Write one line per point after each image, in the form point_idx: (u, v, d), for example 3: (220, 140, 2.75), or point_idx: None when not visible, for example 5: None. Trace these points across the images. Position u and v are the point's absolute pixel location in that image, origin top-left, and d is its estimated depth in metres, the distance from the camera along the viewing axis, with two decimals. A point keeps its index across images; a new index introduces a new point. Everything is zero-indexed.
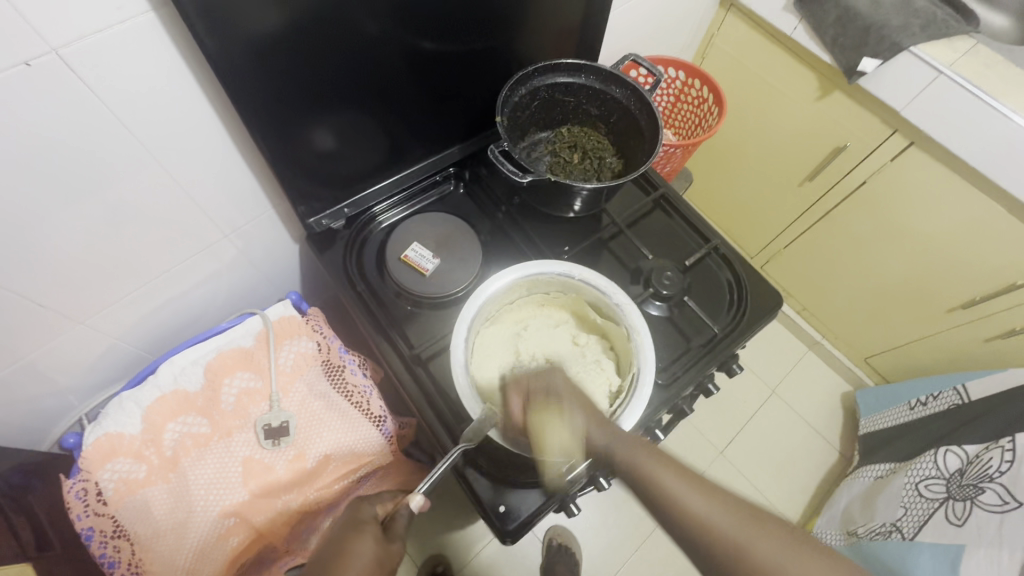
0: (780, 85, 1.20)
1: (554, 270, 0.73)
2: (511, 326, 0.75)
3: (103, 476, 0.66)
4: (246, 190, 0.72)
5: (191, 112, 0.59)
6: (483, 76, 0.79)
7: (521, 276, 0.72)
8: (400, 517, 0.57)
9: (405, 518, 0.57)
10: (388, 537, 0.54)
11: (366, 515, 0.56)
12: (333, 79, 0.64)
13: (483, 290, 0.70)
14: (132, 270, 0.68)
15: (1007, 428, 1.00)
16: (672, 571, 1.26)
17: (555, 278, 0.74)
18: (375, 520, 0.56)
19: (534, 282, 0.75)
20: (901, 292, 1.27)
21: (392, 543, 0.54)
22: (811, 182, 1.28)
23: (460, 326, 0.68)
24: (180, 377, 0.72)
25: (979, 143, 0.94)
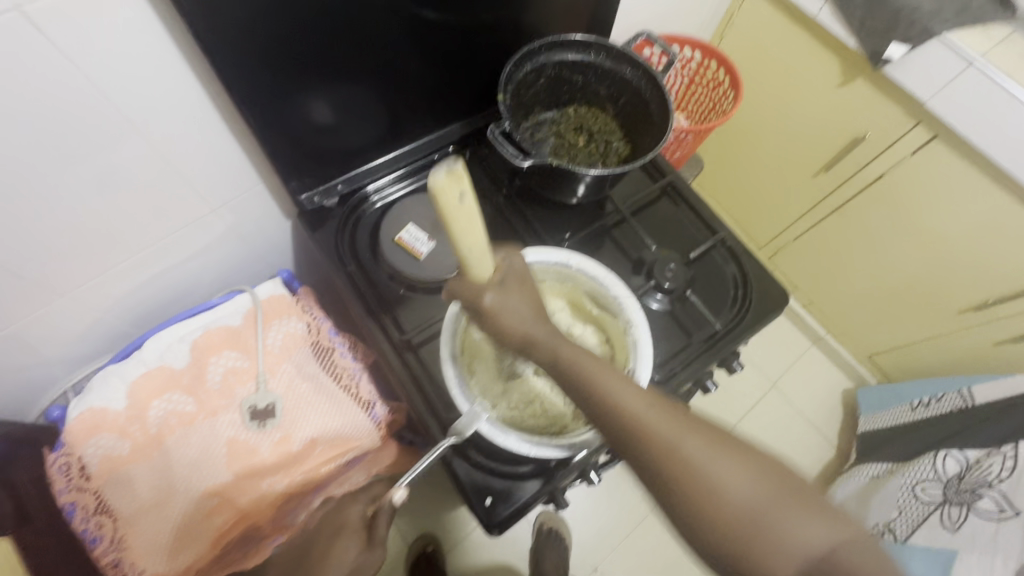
0: (801, 70, 1.15)
1: (550, 258, 0.71)
2: None
3: (87, 451, 0.65)
4: (235, 165, 0.69)
5: (173, 81, 0.56)
6: (487, 49, 0.75)
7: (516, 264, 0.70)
8: (382, 516, 0.55)
9: (387, 516, 0.55)
10: (371, 542, 0.54)
11: (354, 518, 0.55)
12: (326, 48, 0.61)
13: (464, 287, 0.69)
14: (116, 242, 0.66)
15: (1010, 434, 0.98)
16: (660, 560, 1.27)
17: (551, 267, 0.71)
18: (361, 523, 0.55)
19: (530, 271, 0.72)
20: (912, 289, 1.24)
21: (376, 547, 0.53)
22: (826, 174, 1.23)
23: (444, 334, 0.66)
24: (166, 355, 0.71)
25: (1006, 141, 0.89)
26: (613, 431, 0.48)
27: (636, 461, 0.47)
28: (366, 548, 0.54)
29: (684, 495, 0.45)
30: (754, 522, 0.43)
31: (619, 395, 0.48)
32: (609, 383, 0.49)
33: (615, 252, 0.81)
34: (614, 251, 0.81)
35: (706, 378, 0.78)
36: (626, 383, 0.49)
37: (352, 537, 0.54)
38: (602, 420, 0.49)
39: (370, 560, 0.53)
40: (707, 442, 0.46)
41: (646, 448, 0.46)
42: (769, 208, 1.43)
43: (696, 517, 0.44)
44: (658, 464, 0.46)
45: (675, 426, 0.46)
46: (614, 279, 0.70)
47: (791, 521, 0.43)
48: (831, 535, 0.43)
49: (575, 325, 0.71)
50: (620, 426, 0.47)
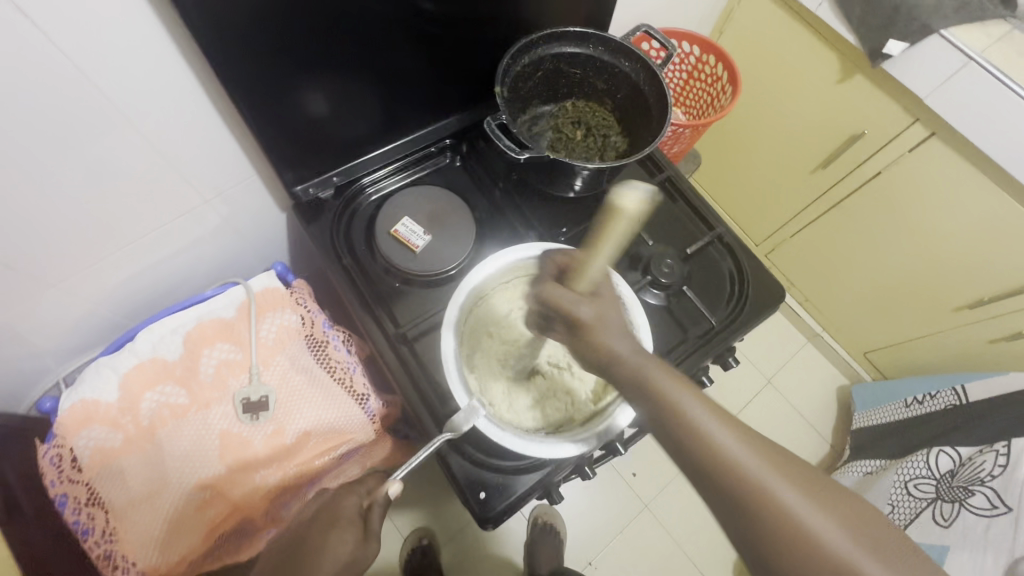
0: (801, 66, 1.14)
1: (552, 252, 0.70)
2: (506, 306, 0.71)
3: (79, 442, 0.65)
4: (229, 157, 0.69)
5: (166, 71, 0.55)
6: (484, 41, 0.74)
7: (519, 258, 0.69)
8: (376, 509, 0.56)
9: (380, 510, 0.56)
10: (366, 538, 0.53)
11: (347, 511, 0.55)
12: (321, 38, 0.60)
13: (470, 278, 0.67)
14: (108, 233, 0.65)
15: (1003, 432, 0.98)
16: (654, 555, 1.27)
17: None
18: (356, 516, 0.55)
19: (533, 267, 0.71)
20: (907, 287, 1.24)
21: (370, 543, 0.53)
22: (824, 170, 1.23)
23: (446, 331, 0.64)
24: (159, 346, 0.70)
25: (1004, 139, 0.89)
26: (693, 460, 0.45)
27: (714, 488, 0.44)
28: (360, 542, 0.53)
29: (771, 533, 0.41)
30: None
31: (706, 421, 0.45)
32: (696, 409, 0.46)
33: None
34: None
35: (702, 374, 0.78)
36: (713, 411, 0.46)
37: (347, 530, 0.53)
38: (682, 448, 0.46)
39: (365, 554, 0.52)
40: (799, 484, 0.42)
41: (729, 479, 0.43)
42: (766, 205, 1.43)
43: (777, 557, 0.41)
44: (741, 495, 0.43)
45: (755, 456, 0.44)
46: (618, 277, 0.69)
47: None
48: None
49: None
50: (704, 454, 0.44)
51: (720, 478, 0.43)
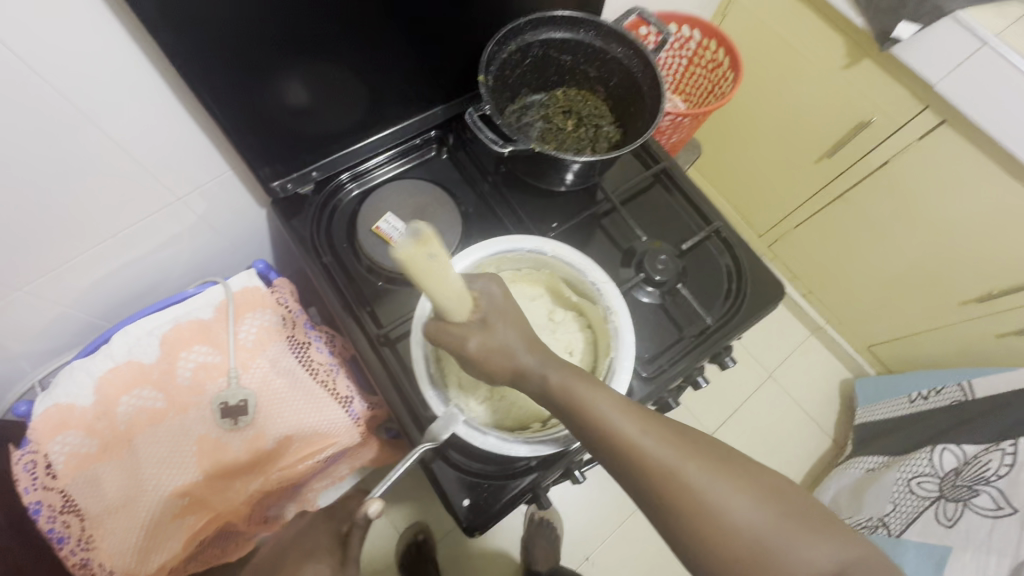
0: (806, 51, 1.09)
1: (524, 247, 0.67)
2: None
3: (53, 448, 0.63)
4: (203, 152, 0.66)
5: (124, 67, 0.52)
6: (470, 27, 0.70)
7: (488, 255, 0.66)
8: (356, 534, 0.53)
9: (361, 533, 0.53)
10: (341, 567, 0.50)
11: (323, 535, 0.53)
12: (294, 26, 0.57)
13: None
14: (76, 235, 0.63)
15: (1010, 431, 0.95)
16: (652, 550, 1.26)
17: (525, 255, 0.68)
18: (333, 544, 0.52)
19: (502, 261, 0.68)
20: (914, 280, 1.21)
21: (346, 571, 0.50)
22: (828, 160, 1.19)
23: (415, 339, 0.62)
24: (135, 349, 0.67)
25: (1017, 128, 0.85)
26: (623, 469, 0.44)
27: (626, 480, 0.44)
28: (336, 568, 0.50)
29: (686, 523, 0.42)
30: (763, 550, 0.40)
31: (620, 421, 0.45)
32: (608, 409, 0.46)
33: (604, 242, 0.78)
34: (606, 242, 0.78)
35: (697, 374, 0.75)
36: (622, 408, 0.46)
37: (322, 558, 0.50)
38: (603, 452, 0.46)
39: None
40: (708, 465, 0.43)
41: (645, 476, 0.43)
42: (769, 195, 1.40)
43: (694, 544, 0.41)
44: (655, 490, 0.43)
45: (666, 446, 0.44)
46: (590, 265, 0.66)
47: (794, 544, 0.41)
48: (833, 556, 0.41)
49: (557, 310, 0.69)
50: (621, 458, 0.44)
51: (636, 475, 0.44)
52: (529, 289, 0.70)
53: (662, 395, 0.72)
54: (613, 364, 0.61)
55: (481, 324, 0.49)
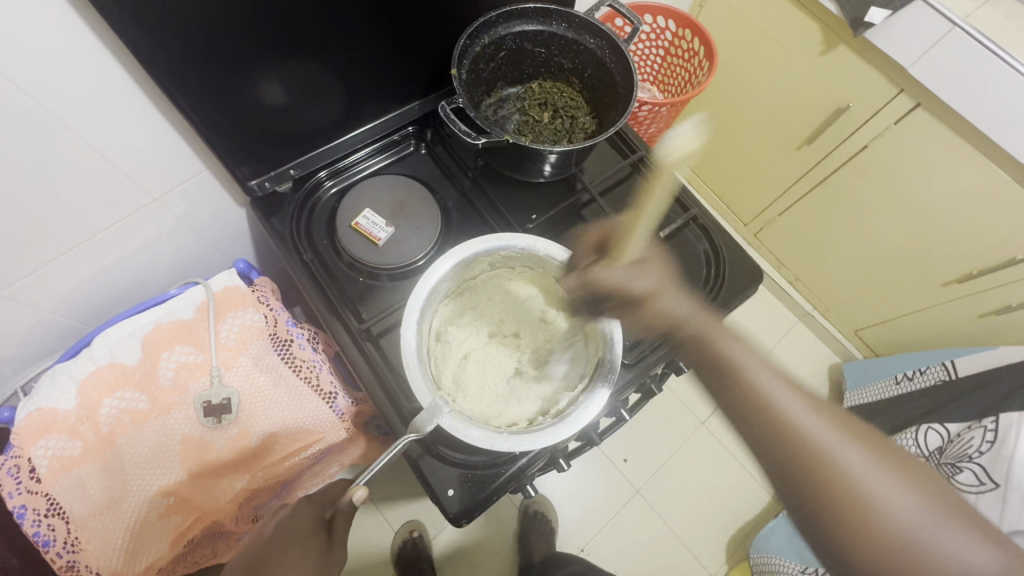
0: (783, 38, 1.10)
1: (517, 244, 0.67)
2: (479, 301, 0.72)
3: (37, 452, 0.63)
4: (179, 153, 0.66)
5: (95, 70, 0.52)
6: (443, 22, 0.71)
7: (479, 251, 0.66)
8: (341, 517, 0.56)
9: (345, 517, 0.57)
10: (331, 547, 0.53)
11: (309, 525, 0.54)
12: (267, 25, 0.57)
13: (426, 281, 0.64)
14: (52, 239, 0.62)
15: (991, 408, 0.96)
16: (646, 539, 1.27)
17: (519, 252, 0.68)
18: (317, 526, 0.54)
19: (495, 257, 0.69)
20: (896, 262, 1.22)
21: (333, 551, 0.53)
22: (809, 146, 1.21)
23: (407, 338, 0.61)
24: (116, 351, 0.68)
25: (990, 109, 0.86)
26: (763, 428, 0.49)
27: (769, 443, 0.49)
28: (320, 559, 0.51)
29: (829, 486, 0.46)
30: (918, 544, 0.44)
31: (786, 403, 0.50)
32: (760, 374, 0.52)
33: (585, 233, 0.78)
34: (585, 232, 0.78)
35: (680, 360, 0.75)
36: (773, 373, 0.52)
37: (311, 541, 0.52)
38: (757, 434, 0.49)
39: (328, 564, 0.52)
40: (849, 437, 0.48)
41: (786, 438, 0.48)
42: (753, 183, 1.41)
43: (842, 517, 0.45)
44: (815, 472, 0.47)
45: (804, 408, 0.49)
46: (582, 263, 0.66)
47: (946, 537, 0.44)
48: (975, 545, 0.44)
49: (550, 312, 0.72)
50: (761, 415, 0.50)
51: (775, 435, 0.49)
52: (524, 287, 0.73)
53: (644, 382, 0.73)
54: (603, 361, 0.62)
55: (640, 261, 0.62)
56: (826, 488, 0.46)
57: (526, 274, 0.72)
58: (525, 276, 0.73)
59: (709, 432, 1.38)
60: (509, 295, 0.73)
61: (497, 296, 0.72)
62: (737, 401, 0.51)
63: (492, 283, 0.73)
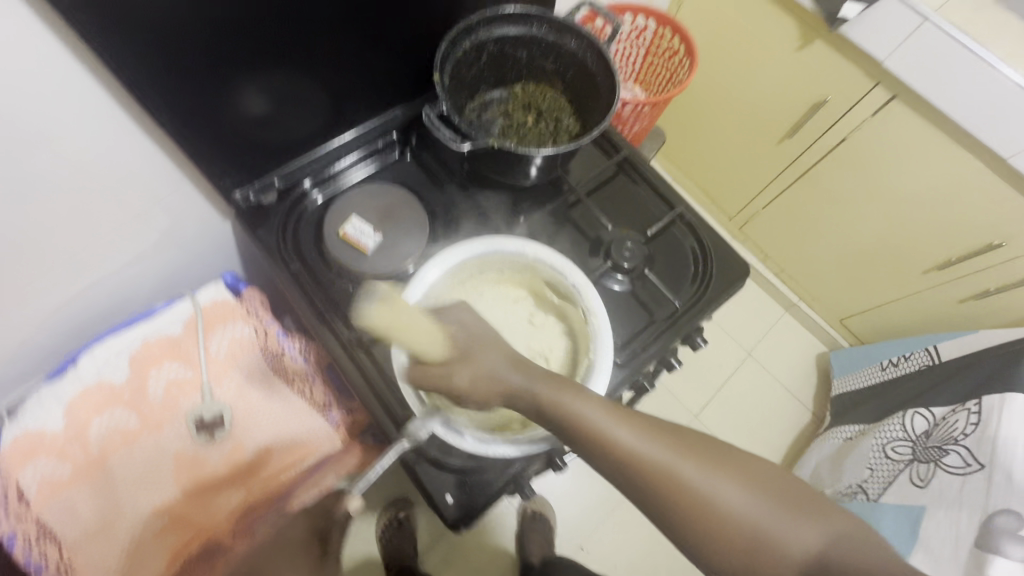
0: (761, 34, 1.12)
1: (505, 249, 0.68)
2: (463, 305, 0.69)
3: (25, 476, 0.62)
4: (161, 167, 0.65)
5: (72, 85, 0.51)
6: (425, 26, 0.71)
7: (469, 256, 0.67)
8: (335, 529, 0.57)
9: (339, 529, 0.58)
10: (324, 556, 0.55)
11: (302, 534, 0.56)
12: (247, 34, 0.56)
13: (416, 287, 0.64)
14: (34, 259, 0.61)
15: (975, 391, 0.99)
16: (643, 534, 1.28)
17: (507, 257, 0.69)
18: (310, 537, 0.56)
19: (485, 261, 0.69)
20: (877, 251, 1.25)
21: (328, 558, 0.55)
22: (790, 140, 1.22)
23: (396, 351, 0.62)
24: (104, 369, 0.66)
25: (963, 99, 0.89)
26: (619, 470, 0.49)
27: (628, 481, 0.49)
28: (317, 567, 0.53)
29: (688, 513, 0.47)
30: (759, 539, 0.45)
31: (630, 439, 0.49)
32: (597, 418, 0.50)
33: (572, 233, 0.79)
34: (572, 233, 0.79)
35: (671, 356, 0.77)
36: (615, 415, 0.51)
37: (305, 555, 0.54)
38: (617, 475, 0.50)
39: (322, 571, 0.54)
40: (703, 462, 0.48)
41: (641, 477, 0.48)
42: (735, 177, 1.42)
43: (703, 537, 0.46)
44: (671, 504, 0.47)
45: (646, 440, 0.49)
46: (570, 267, 0.67)
47: (787, 527, 0.46)
48: (820, 533, 0.45)
49: (537, 315, 0.70)
50: (610, 458, 0.49)
51: (632, 476, 0.48)
52: (512, 291, 0.72)
53: (638, 379, 0.74)
54: (591, 365, 0.63)
55: (463, 356, 0.54)
56: (683, 513, 0.47)
57: (516, 278, 0.72)
58: (516, 280, 0.72)
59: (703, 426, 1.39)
60: (496, 298, 0.70)
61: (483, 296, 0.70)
62: (589, 449, 0.50)
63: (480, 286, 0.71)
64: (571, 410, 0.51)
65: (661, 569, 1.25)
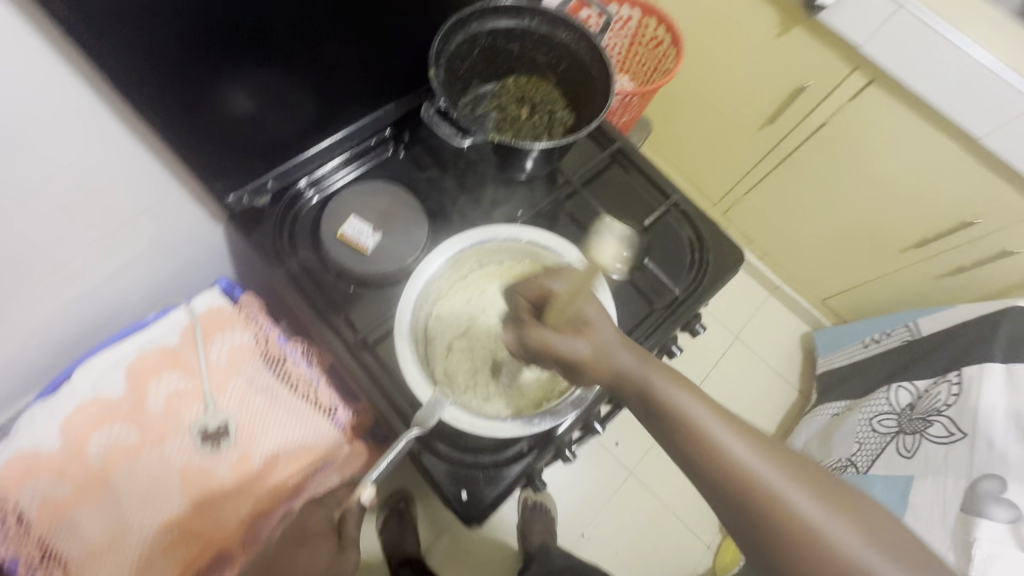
0: (741, 22, 1.13)
1: (502, 236, 0.68)
2: (467, 303, 0.71)
3: (23, 497, 0.61)
4: (151, 173, 0.63)
5: (59, 90, 0.49)
6: (414, 21, 0.70)
7: (465, 246, 0.68)
8: (351, 518, 0.58)
9: (355, 517, 0.58)
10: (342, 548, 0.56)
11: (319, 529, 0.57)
12: (230, 27, 0.55)
13: (420, 275, 0.65)
14: (22, 273, 0.59)
15: (954, 362, 1.03)
16: (643, 518, 1.31)
17: (504, 244, 0.69)
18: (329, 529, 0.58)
19: (482, 252, 0.70)
20: (857, 232, 1.29)
21: (346, 551, 0.56)
22: (771, 126, 1.25)
23: (401, 343, 0.62)
24: (99, 384, 0.65)
25: (938, 82, 0.92)
26: (708, 467, 0.47)
27: (715, 478, 0.47)
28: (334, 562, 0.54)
29: (777, 528, 0.44)
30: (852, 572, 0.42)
31: (720, 435, 0.47)
32: (698, 413, 0.48)
33: (569, 226, 0.79)
34: (570, 226, 0.79)
35: (672, 343, 0.78)
36: (714, 414, 0.48)
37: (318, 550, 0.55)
38: (703, 471, 0.47)
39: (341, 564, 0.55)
40: (800, 480, 0.45)
41: (730, 479, 0.46)
42: (718, 164, 1.45)
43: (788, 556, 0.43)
44: (758, 509, 0.45)
45: (745, 444, 0.47)
46: (567, 246, 0.68)
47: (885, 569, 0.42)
48: None
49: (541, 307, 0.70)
50: (701, 452, 0.47)
51: (721, 474, 0.46)
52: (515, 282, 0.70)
53: None
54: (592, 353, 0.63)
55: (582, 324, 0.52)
56: (770, 521, 0.44)
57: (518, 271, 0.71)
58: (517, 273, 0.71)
59: None
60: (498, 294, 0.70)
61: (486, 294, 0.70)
62: (674, 437, 0.49)
63: (482, 281, 0.71)
64: (670, 401, 0.49)
65: (661, 550, 1.28)
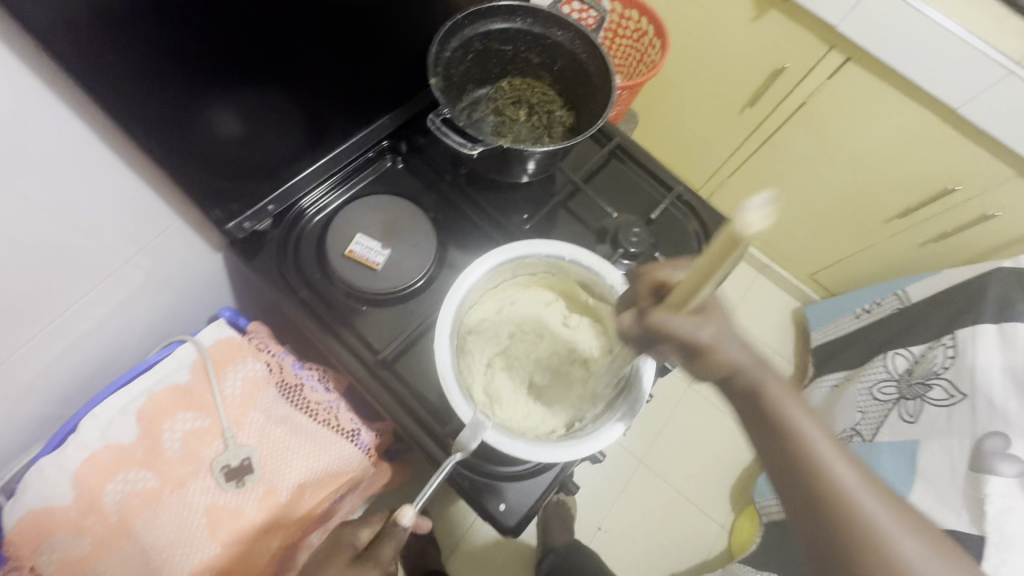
0: (716, 9, 1.14)
1: (542, 252, 0.67)
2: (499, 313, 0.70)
3: (41, 559, 0.59)
4: (144, 205, 0.60)
5: (50, 127, 0.46)
6: (402, 28, 0.68)
7: (505, 260, 0.66)
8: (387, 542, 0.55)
9: (393, 541, 0.55)
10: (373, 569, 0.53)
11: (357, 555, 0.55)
12: (217, 45, 0.51)
13: (456, 291, 0.63)
14: (16, 324, 0.55)
15: (948, 326, 1.06)
16: (659, 505, 1.32)
17: (543, 260, 0.68)
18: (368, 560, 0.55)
19: (519, 265, 0.69)
20: (841, 207, 1.32)
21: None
22: (751, 109, 1.26)
23: (442, 354, 0.60)
24: (109, 431, 0.63)
25: (916, 55, 0.94)
26: (796, 474, 0.46)
27: (799, 485, 0.46)
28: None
29: (857, 545, 0.43)
30: None
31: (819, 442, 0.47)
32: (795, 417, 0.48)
33: (575, 225, 0.78)
34: (575, 224, 0.79)
35: None
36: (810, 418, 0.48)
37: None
38: (791, 477, 0.46)
39: None
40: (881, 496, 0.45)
41: (813, 485, 0.45)
42: (701, 150, 1.46)
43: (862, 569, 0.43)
44: (839, 521, 0.44)
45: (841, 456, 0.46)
46: (606, 266, 0.67)
47: None
48: None
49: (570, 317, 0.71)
50: (794, 455, 0.47)
51: (811, 481, 0.45)
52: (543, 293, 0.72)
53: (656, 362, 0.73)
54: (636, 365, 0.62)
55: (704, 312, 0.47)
56: (847, 532, 0.44)
57: (547, 281, 0.72)
58: (545, 283, 0.73)
59: (699, 393, 1.44)
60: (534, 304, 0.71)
61: (518, 303, 0.71)
62: (768, 437, 0.48)
63: (510, 291, 0.72)
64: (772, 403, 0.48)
65: (679, 534, 1.30)
